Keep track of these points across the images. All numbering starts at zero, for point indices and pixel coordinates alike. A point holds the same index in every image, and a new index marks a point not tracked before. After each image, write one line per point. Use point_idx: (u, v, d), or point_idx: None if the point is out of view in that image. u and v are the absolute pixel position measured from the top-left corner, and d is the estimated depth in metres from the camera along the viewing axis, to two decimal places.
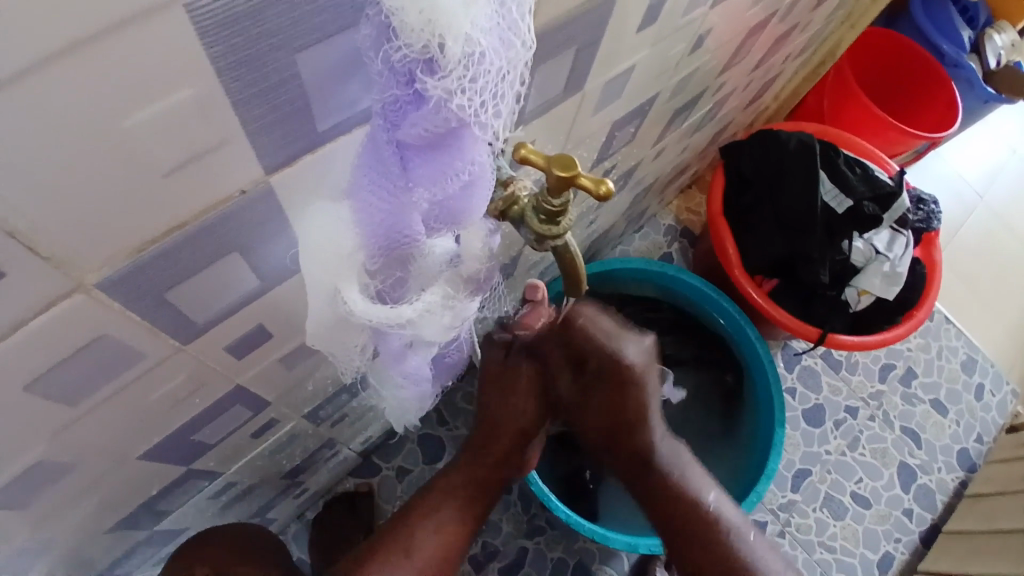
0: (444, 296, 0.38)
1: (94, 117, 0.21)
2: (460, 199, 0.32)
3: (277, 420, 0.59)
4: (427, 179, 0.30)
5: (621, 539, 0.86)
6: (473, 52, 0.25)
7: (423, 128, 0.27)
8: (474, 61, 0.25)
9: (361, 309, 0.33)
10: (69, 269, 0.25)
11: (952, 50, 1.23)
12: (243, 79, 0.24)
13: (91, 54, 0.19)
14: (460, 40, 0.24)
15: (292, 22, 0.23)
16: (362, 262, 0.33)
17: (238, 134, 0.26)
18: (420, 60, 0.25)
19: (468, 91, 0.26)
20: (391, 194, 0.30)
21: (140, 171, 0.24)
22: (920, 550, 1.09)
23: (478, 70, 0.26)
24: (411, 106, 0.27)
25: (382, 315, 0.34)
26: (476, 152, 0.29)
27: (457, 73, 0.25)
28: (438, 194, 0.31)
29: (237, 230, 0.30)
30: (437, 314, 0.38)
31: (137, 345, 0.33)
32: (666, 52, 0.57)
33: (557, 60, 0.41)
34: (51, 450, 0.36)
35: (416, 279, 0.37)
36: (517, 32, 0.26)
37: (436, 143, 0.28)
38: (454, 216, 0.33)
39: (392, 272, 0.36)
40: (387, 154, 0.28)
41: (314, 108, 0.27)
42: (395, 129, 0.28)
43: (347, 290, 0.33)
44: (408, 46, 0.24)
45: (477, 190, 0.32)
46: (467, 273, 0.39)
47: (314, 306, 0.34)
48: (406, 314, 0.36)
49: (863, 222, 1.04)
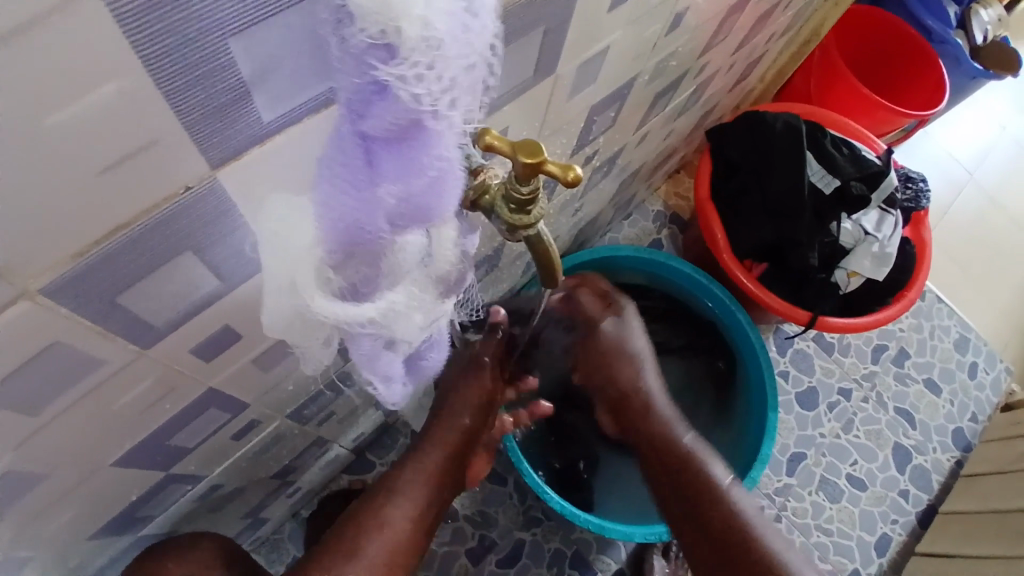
0: (411, 296, 0.35)
1: (15, 114, 0.20)
2: (428, 195, 0.29)
3: (259, 421, 0.58)
4: (394, 174, 0.28)
5: (617, 528, 0.86)
6: (432, 38, 0.24)
7: (387, 120, 0.25)
8: (435, 49, 0.24)
9: (321, 307, 0.32)
10: (10, 275, 0.24)
11: (938, 26, 1.22)
12: (177, 69, 0.23)
13: (8, 49, 0.18)
14: (417, 23, 0.23)
15: (221, 7, 0.22)
16: (324, 259, 0.31)
17: (174, 127, 0.24)
18: (378, 47, 0.23)
19: (425, 80, 0.25)
20: (356, 189, 0.28)
21: (72, 171, 0.23)
22: (917, 530, 1.09)
23: (436, 57, 0.24)
24: (375, 97, 0.25)
25: (342, 312, 0.33)
26: (443, 146, 0.28)
27: (414, 60, 0.24)
28: (407, 191, 0.28)
29: (190, 229, 0.29)
30: (404, 313, 0.35)
31: (95, 352, 0.32)
32: (642, 33, 0.55)
33: (524, 42, 0.40)
34: (16, 461, 0.35)
35: (386, 278, 0.34)
36: (479, 17, 0.25)
37: (402, 136, 0.26)
38: (424, 213, 0.30)
39: (359, 269, 0.33)
40: (353, 148, 0.27)
41: (252, 96, 0.26)
42: (359, 121, 0.26)
43: (303, 283, 0.31)
44: (366, 31, 0.23)
45: (445, 185, 0.30)
46: (438, 273, 0.36)
47: (269, 299, 0.32)
48: (369, 313, 0.34)
49: (851, 204, 1.03)
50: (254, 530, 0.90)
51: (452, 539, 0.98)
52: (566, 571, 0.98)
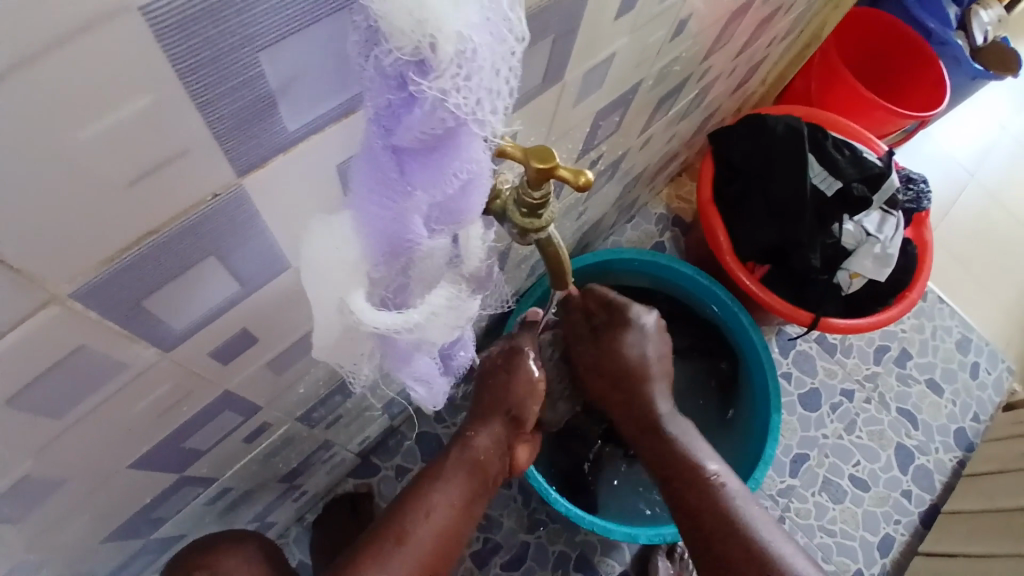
0: (450, 295, 0.36)
1: (55, 126, 0.21)
2: (460, 198, 0.31)
3: (269, 424, 0.59)
4: (428, 181, 0.29)
5: (621, 530, 0.86)
6: (466, 49, 0.24)
7: (420, 132, 0.26)
8: (469, 59, 0.25)
9: (370, 319, 0.32)
10: (41, 282, 0.25)
11: (939, 27, 1.23)
12: (205, 80, 0.23)
13: (49, 61, 0.19)
14: (451, 38, 0.24)
15: (255, 21, 0.23)
16: (367, 271, 0.32)
17: (201, 137, 0.25)
18: (411, 63, 0.24)
19: (463, 90, 0.25)
20: (391, 199, 0.29)
21: (104, 180, 0.24)
22: (920, 531, 1.09)
23: (471, 67, 0.25)
24: (406, 110, 0.26)
25: (393, 322, 0.33)
26: (473, 152, 0.29)
27: (451, 72, 0.24)
28: (440, 195, 0.30)
29: (214, 235, 0.30)
30: (444, 316, 0.36)
31: (117, 357, 0.32)
32: (646, 39, 0.56)
33: (533, 50, 0.41)
34: (38, 465, 0.36)
35: (419, 283, 0.36)
36: (507, 24, 0.26)
37: (433, 146, 0.28)
38: (456, 214, 0.32)
39: (396, 278, 0.35)
40: (386, 161, 0.28)
41: (278, 106, 0.27)
42: (392, 133, 0.27)
43: (352, 298, 0.32)
44: (399, 49, 0.24)
45: (475, 188, 0.31)
46: (464, 272, 0.39)
47: (319, 317, 0.33)
48: (415, 318, 0.34)
49: (852, 205, 1.05)
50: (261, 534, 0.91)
51: None
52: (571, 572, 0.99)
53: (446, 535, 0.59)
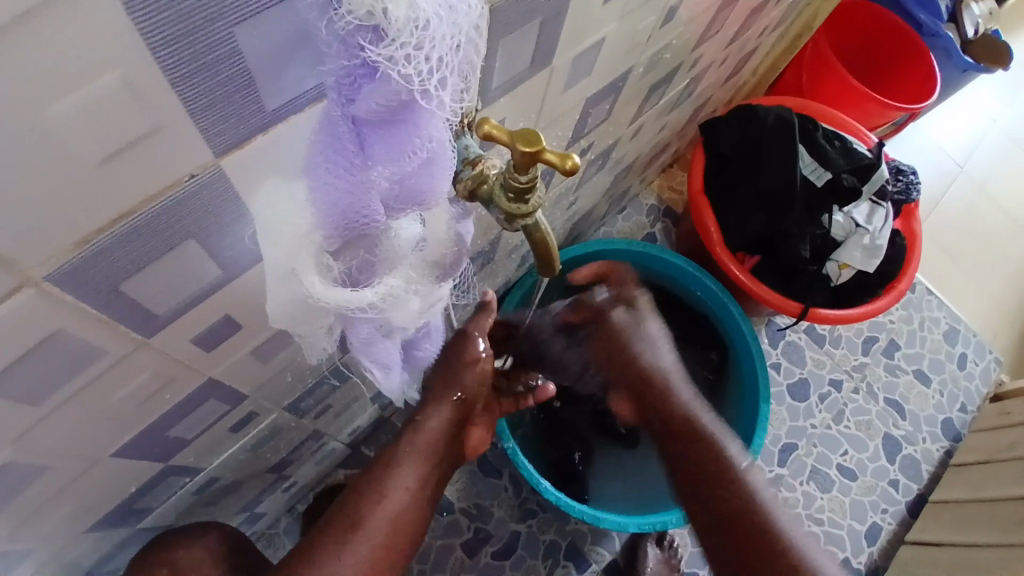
0: (409, 279, 0.37)
1: (22, 100, 0.20)
2: (420, 176, 0.31)
3: (256, 414, 0.59)
4: (385, 156, 0.29)
5: (611, 518, 0.86)
6: (418, 17, 0.24)
7: (375, 103, 0.26)
8: (422, 29, 0.24)
9: (322, 294, 0.32)
10: (14, 263, 0.25)
11: (930, 20, 1.23)
12: (179, 58, 0.23)
13: (17, 33, 0.18)
14: (403, 4, 0.23)
15: None
16: (320, 242, 0.32)
17: (177, 114, 0.24)
18: (364, 29, 0.24)
19: (413, 61, 0.25)
20: (348, 171, 0.29)
21: (76, 158, 0.23)
22: (907, 519, 1.11)
23: (423, 38, 0.24)
24: (363, 80, 0.26)
25: (346, 298, 0.33)
26: (433, 129, 0.28)
27: (401, 40, 0.24)
28: (398, 171, 0.30)
29: (193, 218, 0.30)
30: (402, 298, 0.37)
31: (96, 343, 0.32)
32: (636, 25, 0.56)
33: (521, 34, 0.40)
34: (18, 452, 0.35)
35: (383, 263, 0.37)
36: (464, 0, 0.25)
37: (391, 119, 0.27)
38: (417, 195, 0.32)
39: (356, 253, 0.36)
40: (343, 132, 0.28)
41: (254, 86, 0.26)
42: (349, 104, 0.27)
43: (303, 272, 0.31)
44: (352, 13, 0.24)
45: (438, 166, 0.31)
46: (432, 259, 0.39)
47: (271, 290, 0.32)
48: (370, 297, 0.34)
49: (841, 196, 1.05)
50: (251, 525, 0.91)
51: (448, 531, 0.99)
52: (561, 561, 0.99)
53: (400, 521, 0.55)
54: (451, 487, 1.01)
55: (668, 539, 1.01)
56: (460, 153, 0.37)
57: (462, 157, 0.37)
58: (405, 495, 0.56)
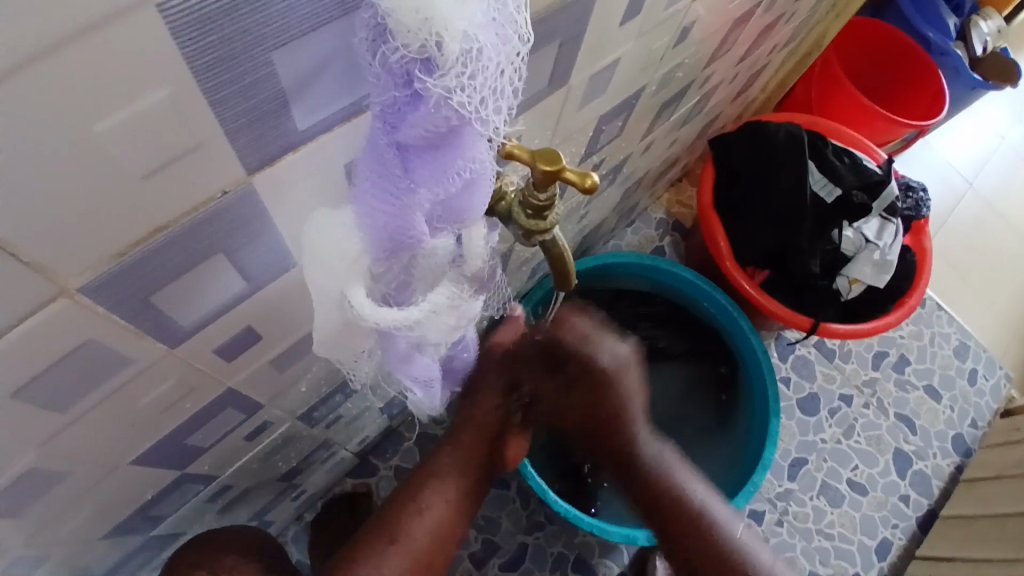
0: (452, 294, 0.36)
1: (70, 118, 0.21)
2: (463, 197, 0.31)
3: (270, 423, 0.59)
4: (431, 179, 0.29)
5: (619, 531, 0.86)
6: (471, 48, 0.25)
7: (424, 129, 0.27)
8: (473, 59, 0.25)
9: (369, 313, 0.32)
10: (52, 273, 0.25)
11: (938, 38, 1.24)
12: (219, 80, 0.24)
13: (70, 52, 0.19)
14: (456, 38, 0.24)
15: (267, 21, 0.23)
16: (368, 263, 0.32)
17: (214, 133, 0.25)
18: (417, 61, 0.25)
19: (467, 89, 0.26)
20: (395, 195, 0.29)
21: (120, 172, 0.24)
22: (917, 535, 1.10)
23: (476, 67, 0.25)
24: (412, 107, 0.26)
25: (392, 318, 0.33)
26: (476, 151, 0.29)
27: (456, 71, 0.25)
28: (441, 193, 0.30)
29: (222, 232, 0.30)
30: (445, 316, 0.36)
31: (123, 351, 0.32)
32: (650, 45, 0.57)
33: (541, 53, 0.41)
34: (41, 457, 0.36)
35: (420, 282, 0.36)
36: (513, 26, 0.26)
37: (438, 143, 0.28)
38: (457, 213, 0.32)
39: (395, 274, 0.35)
40: (390, 156, 0.28)
41: (290, 105, 0.27)
42: (397, 129, 0.27)
43: (353, 293, 0.31)
44: (405, 47, 0.24)
45: (478, 186, 0.31)
46: (470, 272, 0.38)
47: (320, 311, 0.33)
48: (415, 315, 0.34)
49: (851, 212, 1.05)
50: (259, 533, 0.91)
51: None
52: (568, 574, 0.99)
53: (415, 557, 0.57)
54: None
55: None
56: None
57: None
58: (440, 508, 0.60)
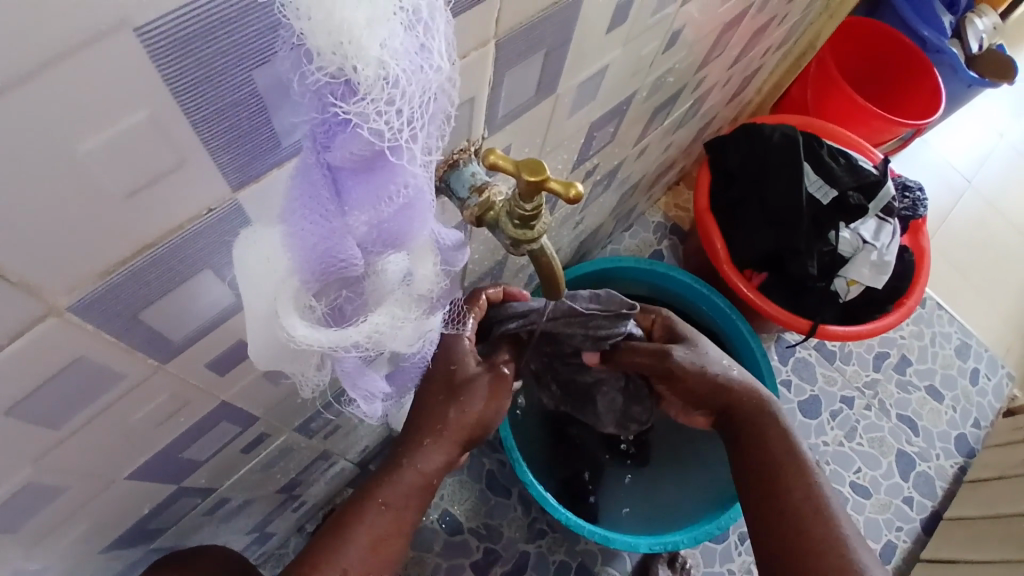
0: (395, 316, 0.37)
1: (53, 140, 0.21)
2: (395, 219, 0.32)
3: (267, 434, 0.59)
4: (362, 203, 0.30)
5: (621, 538, 0.86)
6: (388, 75, 0.25)
7: (351, 151, 0.27)
8: (392, 85, 0.25)
9: (304, 337, 0.33)
10: (39, 292, 0.25)
11: (933, 36, 1.25)
12: (200, 100, 0.24)
13: (53, 74, 0.19)
14: (373, 63, 0.24)
15: (240, 41, 0.23)
16: (300, 285, 0.32)
17: (196, 152, 0.26)
18: (336, 84, 0.25)
19: (384, 116, 0.26)
20: (324, 220, 0.29)
21: (104, 193, 0.24)
22: (921, 537, 1.09)
23: (394, 93, 0.25)
24: (338, 129, 0.27)
25: (329, 339, 0.34)
26: (409, 174, 0.30)
27: (373, 96, 0.25)
28: (375, 216, 0.31)
29: (210, 249, 0.31)
30: (390, 332, 0.38)
31: (114, 367, 0.33)
32: (640, 50, 0.57)
33: (527, 63, 0.41)
34: (36, 474, 0.36)
35: (369, 297, 0.37)
36: (433, 53, 0.26)
37: (366, 166, 0.28)
38: (393, 237, 0.33)
39: (336, 291, 0.36)
40: (318, 178, 0.28)
41: (271, 122, 0.27)
42: (325, 151, 0.27)
43: (285, 315, 0.32)
44: (323, 69, 0.24)
45: (414, 211, 0.32)
46: (421, 294, 0.39)
47: (252, 329, 0.33)
48: (355, 336, 0.36)
49: (849, 213, 1.05)
50: (261, 545, 0.91)
51: (457, 551, 0.98)
52: None
53: None
54: (460, 507, 1.01)
55: (681, 560, 1.00)
56: (468, 180, 0.38)
57: (469, 185, 0.38)
58: (399, 539, 0.53)
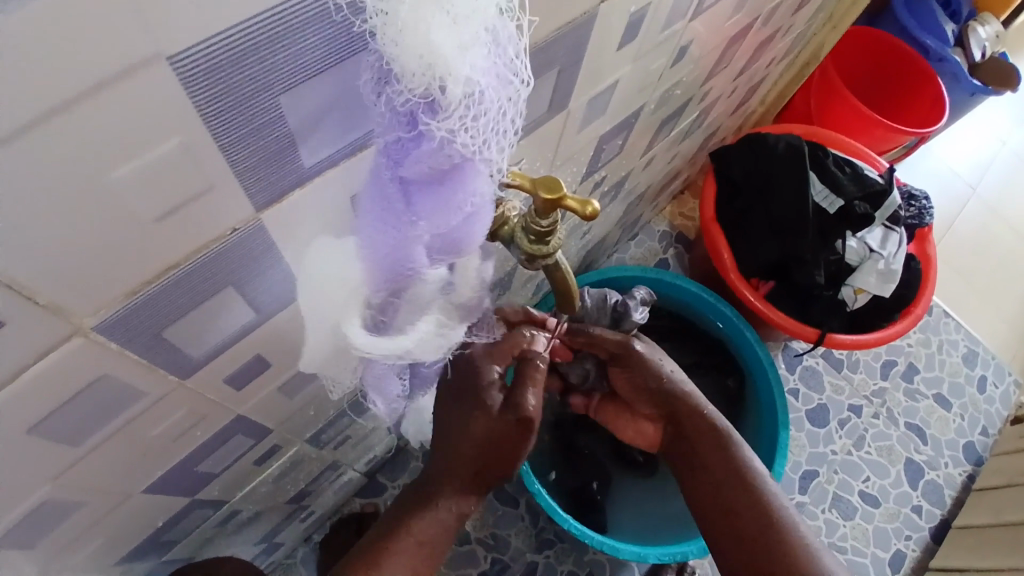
0: (438, 323, 0.39)
1: (86, 168, 0.22)
2: (464, 228, 0.33)
3: (279, 446, 0.60)
4: (431, 212, 0.30)
5: (630, 549, 0.86)
6: (472, 91, 0.26)
7: (426, 165, 0.28)
8: (473, 102, 0.27)
9: (365, 346, 0.35)
10: (66, 314, 0.26)
11: (936, 45, 1.25)
12: (230, 125, 0.24)
13: (84, 107, 0.20)
14: (459, 82, 0.25)
15: (273, 68, 0.24)
16: (366, 293, 0.35)
17: (223, 176, 0.26)
18: (420, 103, 0.26)
19: (469, 130, 0.27)
20: (397, 227, 0.31)
21: (133, 217, 0.24)
22: (931, 546, 1.08)
23: (477, 109, 0.27)
24: (412, 145, 0.28)
25: (384, 349, 0.36)
26: (478, 185, 0.31)
27: (458, 113, 0.26)
28: (441, 225, 0.31)
29: (233, 267, 0.31)
30: (428, 341, 0.39)
31: (134, 384, 0.33)
32: (649, 65, 0.58)
33: (540, 81, 0.42)
34: (55, 490, 0.36)
35: (410, 308, 0.37)
36: (512, 68, 0.28)
37: (440, 177, 0.29)
38: (456, 244, 0.34)
39: (386, 297, 0.36)
40: (390, 187, 0.30)
41: (297, 146, 0.28)
42: (398, 166, 0.29)
43: (348, 322, 0.35)
44: (409, 90, 0.26)
45: (477, 218, 0.33)
46: (459, 301, 0.40)
47: (312, 337, 0.36)
48: (406, 344, 0.37)
49: (854, 222, 1.05)
50: (268, 556, 0.91)
51: (465, 561, 0.98)
52: None
53: None
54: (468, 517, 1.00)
55: (690, 568, 1.00)
56: None
57: None
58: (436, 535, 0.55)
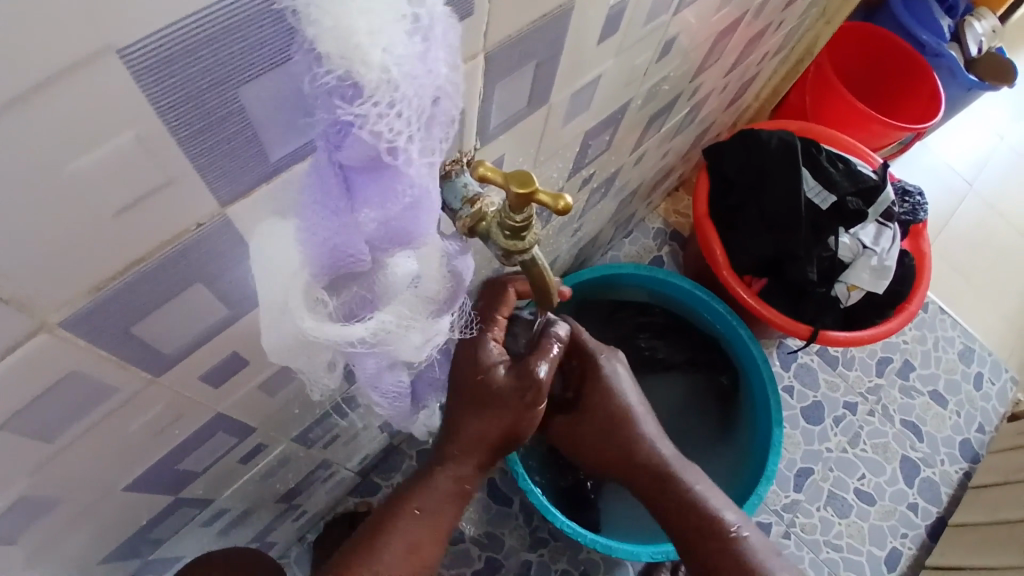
0: (402, 315, 0.39)
1: (38, 163, 0.21)
2: (405, 219, 0.31)
3: (265, 444, 0.60)
4: (369, 201, 0.30)
5: (623, 547, 0.86)
6: (389, 77, 0.25)
7: (356, 151, 0.27)
8: (394, 88, 0.25)
9: (314, 329, 0.34)
10: (31, 308, 0.26)
11: (932, 39, 1.25)
12: (182, 115, 0.24)
13: (32, 100, 0.20)
14: (375, 66, 0.24)
15: (224, 57, 0.24)
16: (309, 279, 0.32)
17: (184, 170, 0.26)
18: (344, 87, 0.25)
19: (385, 116, 0.26)
20: (334, 215, 0.30)
21: (91, 211, 0.24)
22: (926, 543, 1.08)
23: (395, 96, 0.26)
24: (346, 131, 0.27)
25: (336, 334, 0.35)
26: (413, 175, 0.29)
27: (375, 98, 0.25)
28: (382, 214, 0.30)
29: (201, 261, 0.31)
30: (397, 332, 0.39)
31: (106, 381, 0.33)
32: (634, 60, 0.57)
33: (518, 75, 0.42)
34: (31, 487, 0.36)
35: (378, 297, 0.38)
36: (435, 53, 0.26)
37: (372, 165, 0.28)
38: (402, 236, 0.32)
39: (352, 288, 0.37)
40: (331, 178, 0.29)
41: (259, 139, 0.28)
42: (334, 152, 0.28)
43: (297, 308, 0.33)
44: (331, 73, 0.24)
45: (421, 209, 0.31)
46: (428, 295, 0.40)
47: (266, 325, 0.34)
48: (359, 332, 0.36)
49: (847, 218, 1.05)
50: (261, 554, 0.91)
51: (458, 561, 0.98)
52: None
53: None
54: (464, 516, 1.01)
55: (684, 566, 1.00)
56: (459, 190, 0.38)
57: (460, 196, 0.38)
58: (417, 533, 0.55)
